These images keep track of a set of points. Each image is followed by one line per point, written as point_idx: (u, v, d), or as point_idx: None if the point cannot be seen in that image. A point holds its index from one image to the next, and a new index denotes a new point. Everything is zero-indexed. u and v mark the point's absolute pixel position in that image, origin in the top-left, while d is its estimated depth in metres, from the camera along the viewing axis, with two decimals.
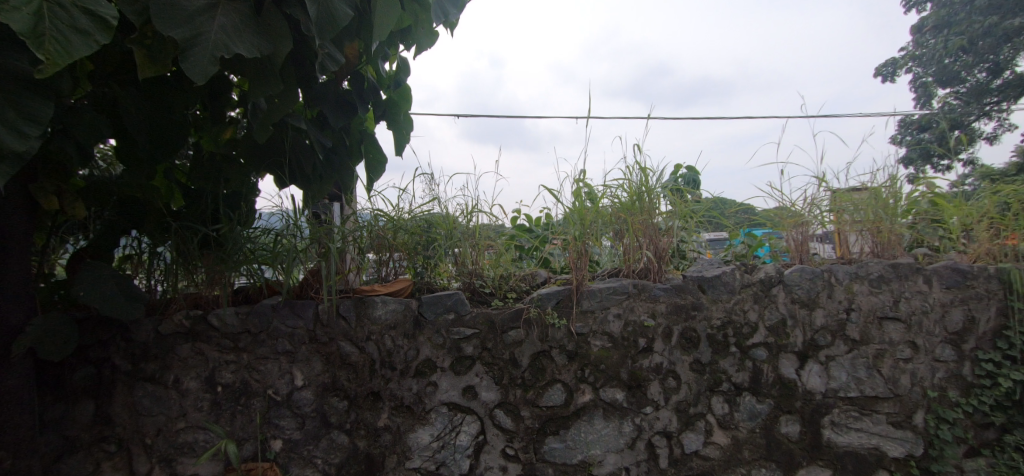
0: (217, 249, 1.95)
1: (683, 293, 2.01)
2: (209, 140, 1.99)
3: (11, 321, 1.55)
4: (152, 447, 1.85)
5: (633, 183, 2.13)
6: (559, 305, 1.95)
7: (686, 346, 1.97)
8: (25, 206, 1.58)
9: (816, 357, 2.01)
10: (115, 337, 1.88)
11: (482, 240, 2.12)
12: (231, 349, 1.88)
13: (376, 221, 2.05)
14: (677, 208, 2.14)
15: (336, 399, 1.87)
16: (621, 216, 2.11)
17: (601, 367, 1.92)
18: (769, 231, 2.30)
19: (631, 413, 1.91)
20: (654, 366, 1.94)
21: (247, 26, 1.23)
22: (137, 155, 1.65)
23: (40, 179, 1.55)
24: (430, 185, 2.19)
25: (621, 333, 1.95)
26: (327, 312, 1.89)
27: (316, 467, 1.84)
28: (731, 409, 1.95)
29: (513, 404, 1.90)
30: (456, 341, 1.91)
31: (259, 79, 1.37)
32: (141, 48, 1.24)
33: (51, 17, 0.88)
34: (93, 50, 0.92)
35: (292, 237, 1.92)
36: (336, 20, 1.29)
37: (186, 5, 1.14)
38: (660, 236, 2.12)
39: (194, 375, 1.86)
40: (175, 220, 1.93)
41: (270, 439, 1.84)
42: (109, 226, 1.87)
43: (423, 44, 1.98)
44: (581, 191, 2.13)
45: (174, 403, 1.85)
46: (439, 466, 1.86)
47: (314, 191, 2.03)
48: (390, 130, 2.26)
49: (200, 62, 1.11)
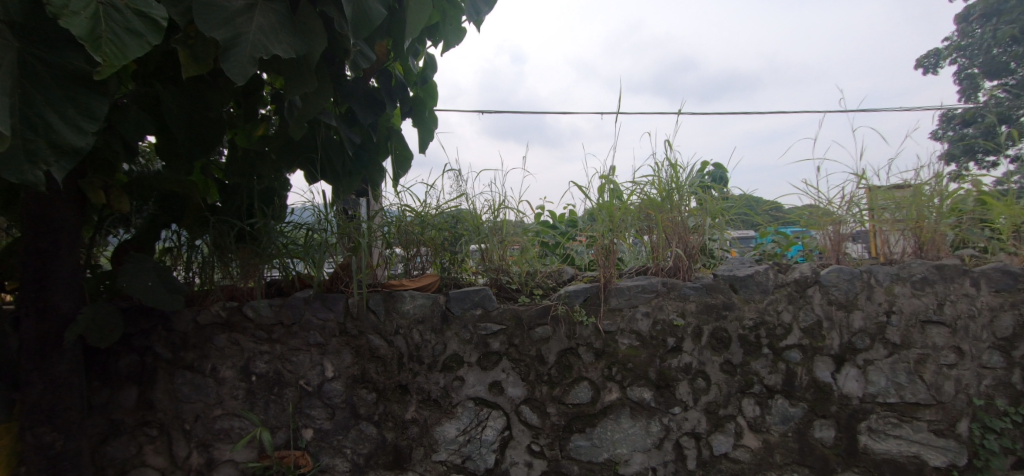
0: (252, 242, 2.01)
1: (714, 292, 1.96)
2: (243, 137, 2.06)
3: (63, 310, 1.63)
4: (191, 432, 1.92)
5: (663, 179, 2.09)
6: (587, 302, 1.93)
7: (716, 346, 1.93)
8: (76, 201, 1.65)
9: (853, 361, 1.94)
10: (157, 326, 1.97)
11: (508, 236, 2.11)
12: (265, 340, 1.94)
13: (403, 217, 2.08)
14: (708, 206, 2.09)
15: (365, 391, 1.91)
16: (649, 212, 2.07)
17: (629, 365, 1.90)
18: (801, 229, 2.25)
19: (659, 413, 1.89)
20: (683, 366, 1.91)
21: (283, 26, 1.25)
22: (178, 152, 1.71)
23: (88, 175, 1.63)
24: (458, 181, 2.19)
25: (649, 331, 1.92)
26: (357, 305, 1.93)
27: (346, 456, 1.89)
28: (762, 411, 1.90)
29: (539, 401, 1.90)
30: (484, 336, 1.92)
31: (294, 78, 1.40)
32: (185, 48, 1.28)
33: (106, 19, 0.92)
34: (144, 51, 0.95)
35: (323, 233, 1.98)
36: (369, 20, 1.30)
37: (227, 7, 1.18)
38: (689, 234, 2.08)
39: (230, 364, 1.93)
40: (213, 214, 2.01)
41: (301, 428, 1.90)
42: (152, 220, 1.95)
43: (450, 41, 1.97)
44: (608, 187, 2.10)
45: (211, 391, 1.92)
46: (465, 459, 1.88)
47: (343, 186, 2.07)
48: (416, 127, 2.27)
49: (240, 62, 1.15)
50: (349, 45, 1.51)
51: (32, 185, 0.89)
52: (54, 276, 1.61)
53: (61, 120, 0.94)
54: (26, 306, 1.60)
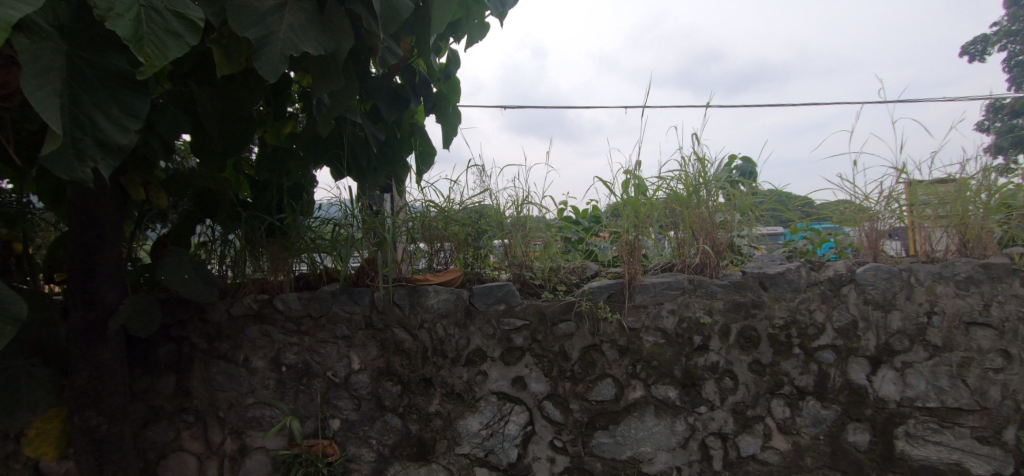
0: (281, 237, 2.07)
1: (743, 289, 1.91)
2: (272, 135, 2.11)
3: (107, 301, 1.72)
4: (225, 419, 2.00)
5: (690, 174, 2.05)
6: (612, 298, 1.91)
7: (745, 346, 1.88)
8: (118, 197, 1.72)
9: (891, 363, 1.86)
10: (193, 317, 2.05)
11: (532, 232, 2.10)
12: (294, 332, 2.00)
13: (427, 212, 2.11)
14: (737, 201, 2.04)
15: (390, 384, 1.94)
16: (675, 208, 2.03)
17: (654, 363, 1.88)
18: (833, 226, 2.17)
19: (684, 412, 1.86)
20: (710, 365, 1.87)
21: (311, 25, 1.28)
22: (211, 150, 1.76)
23: (129, 172, 1.70)
24: (481, 177, 2.20)
25: (675, 329, 1.89)
26: (382, 299, 1.96)
27: (372, 446, 1.93)
28: (793, 413, 1.84)
29: (563, 397, 1.89)
30: (507, 331, 1.92)
31: (323, 75, 1.43)
32: (219, 48, 1.32)
33: (148, 21, 0.95)
34: (183, 51, 0.99)
35: (349, 228, 2.02)
36: (396, 14, 1.32)
37: (258, 6, 1.20)
38: (717, 231, 2.02)
39: (261, 355, 2.00)
40: (244, 210, 2.07)
41: (329, 418, 1.95)
42: (188, 215, 2.03)
43: (474, 36, 1.97)
44: (632, 183, 2.07)
45: (244, 380, 1.99)
46: (488, 453, 1.89)
47: (368, 182, 2.10)
48: (439, 123, 2.27)
49: (272, 61, 1.17)
50: (376, 41, 1.52)
51: (83, 182, 0.94)
52: (99, 269, 1.69)
53: (105, 118, 0.98)
54: (73, 297, 1.69)
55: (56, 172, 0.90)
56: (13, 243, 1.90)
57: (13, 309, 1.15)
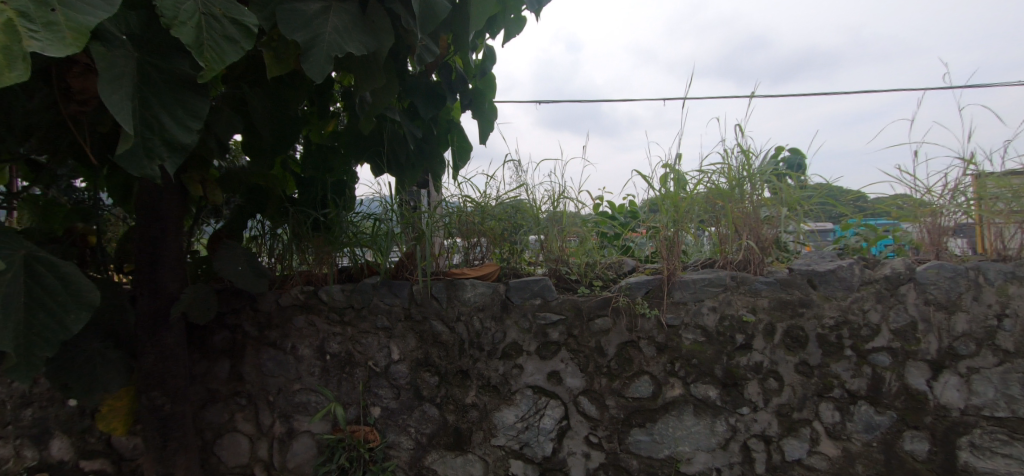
0: (325, 231, 2.15)
1: (790, 287, 1.83)
2: (316, 133, 2.20)
3: (170, 290, 1.85)
4: (274, 403, 2.11)
5: (733, 168, 1.98)
6: (650, 294, 1.88)
7: (791, 346, 1.81)
8: (178, 193, 1.85)
9: (954, 368, 1.73)
10: (245, 307, 2.16)
11: (568, 227, 2.10)
12: (338, 323, 2.08)
13: (464, 208, 2.15)
14: (783, 196, 1.94)
15: (428, 375, 1.99)
16: (717, 203, 1.98)
17: (693, 361, 1.83)
18: (891, 222, 2.05)
19: (725, 412, 1.81)
20: (753, 365, 1.81)
21: (355, 26, 1.32)
22: (262, 148, 1.86)
23: (189, 170, 1.81)
24: (517, 172, 2.21)
25: (716, 327, 1.84)
26: (421, 292, 2.01)
27: (410, 434, 1.99)
28: (843, 417, 1.76)
29: (599, 392, 1.88)
30: (543, 326, 1.93)
31: (365, 74, 1.47)
32: (270, 50, 1.38)
33: (207, 28, 1.01)
34: (239, 56, 1.05)
35: (389, 223, 2.09)
36: (436, 14, 1.34)
37: (306, 10, 1.26)
38: (761, 226, 1.94)
39: (307, 343, 2.09)
40: (291, 206, 2.19)
41: (370, 405, 2.02)
42: (240, 210, 2.14)
43: (511, 31, 1.97)
44: (670, 177, 2.03)
45: (292, 367, 2.09)
46: (523, 446, 1.91)
47: (407, 178, 2.15)
48: (476, 118, 2.29)
49: (318, 62, 1.22)
50: (413, 40, 1.55)
51: (151, 177, 1.03)
52: (162, 260, 1.82)
53: (171, 119, 1.05)
54: (141, 286, 1.83)
55: (127, 169, 0.98)
56: (89, 236, 2.08)
57: (88, 296, 1.25)
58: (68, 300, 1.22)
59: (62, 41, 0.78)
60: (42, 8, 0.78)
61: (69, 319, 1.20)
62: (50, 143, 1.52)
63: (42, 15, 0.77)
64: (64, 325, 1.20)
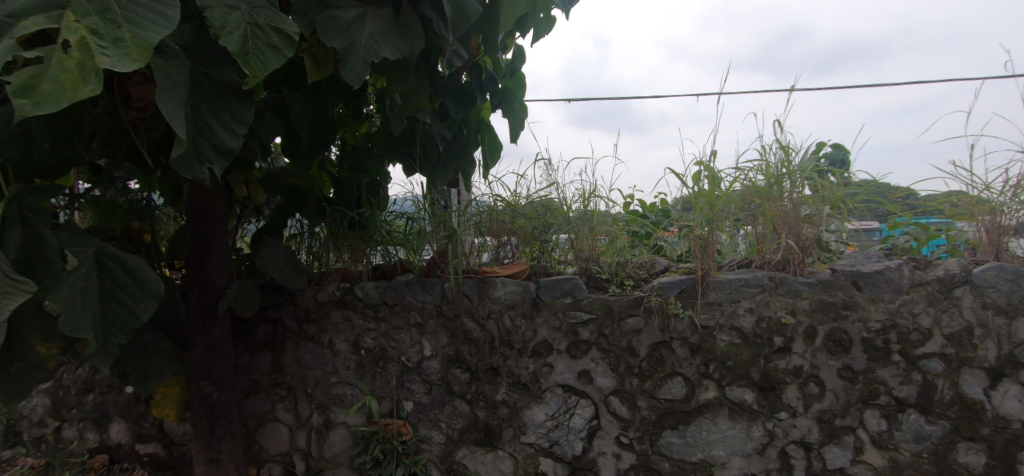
0: (360, 230, 2.22)
1: (832, 289, 1.76)
2: (351, 135, 2.27)
3: (217, 286, 1.96)
4: (312, 395, 2.20)
5: (772, 165, 1.91)
6: (683, 294, 1.84)
7: (834, 349, 1.73)
8: (224, 194, 1.94)
9: (1016, 377, 1.62)
10: (285, 302, 2.26)
11: (598, 226, 2.08)
12: (372, 318, 2.14)
13: (494, 206, 2.17)
14: (826, 193, 1.87)
15: (459, 371, 2.03)
16: (754, 201, 1.91)
17: (729, 363, 1.79)
18: (944, 221, 1.91)
19: (762, 417, 1.76)
20: (793, 369, 1.75)
21: (389, 31, 1.36)
22: (301, 150, 1.93)
23: (235, 172, 1.91)
24: (548, 171, 2.21)
25: (753, 329, 1.78)
26: (453, 290, 2.04)
27: (441, 429, 2.03)
28: (890, 426, 1.68)
29: (630, 393, 1.86)
30: (574, 325, 1.92)
31: (398, 77, 1.51)
32: (310, 56, 1.44)
33: (253, 37, 1.06)
34: (281, 62, 1.09)
35: (421, 221, 2.16)
36: (467, 16, 1.35)
37: (344, 18, 1.30)
38: (802, 225, 1.87)
39: (343, 338, 2.16)
40: (328, 205, 2.26)
41: (403, 400, 2.07)
42: (281, 210, 2.24)
43: (540, 30, 1.97)
44: (702, 174, 1.99)
45: (329, 360, 2.17)
46: (553, 444, 1.91)
47: (438, 178, 2.17)
48: (506, 118, 2.30)
49: (356, 68, 1.26)
50: (444, 43, 1.58)
51: (200, 179, 1.09)
52: (210, 257, 1.93)
53: (220, 124, 1.11)
54: (191, 281, 1.94)
55: (181, 172, 1.05)
56: (143, 235, 2.22)
57: (154, 287, 1.35)
58: (136, 291, 1.32)
59: (127, 55, 0.83)
60: (110, 25, 0.84)
61: (139, 309, 1.31)
62: (110, 148, 1.63)
63: (111, 32, 0.84)
64: (135, 313, 1.31)
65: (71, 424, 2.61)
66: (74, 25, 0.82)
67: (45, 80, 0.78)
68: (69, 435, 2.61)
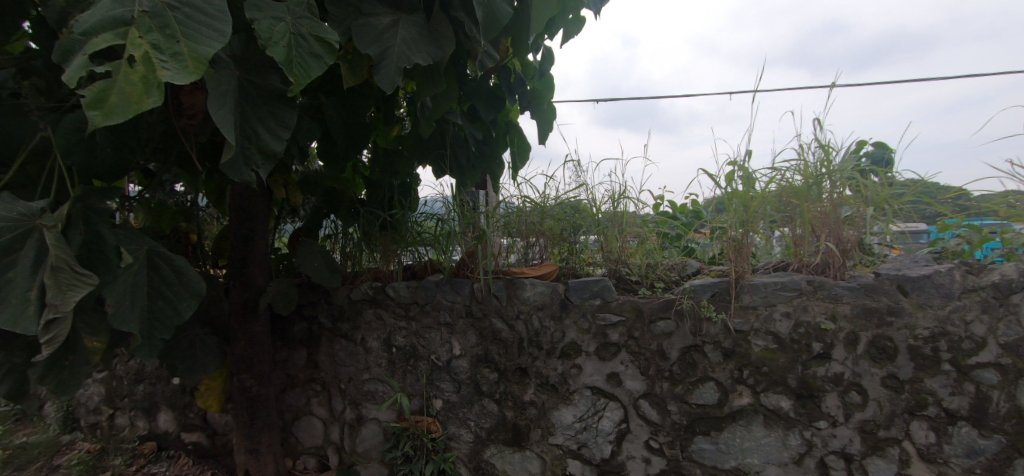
0: (392, 231, 2.28)
1: (876, 294, 1.69)
2: (383, 137, 2.32)
3: (257, 284, 2.05)
4: (346, 391, 2.26)
5: (810, 164, 1.85)
6: (716, 297, 1.81)
7: (877, 357, 1.66)
8: (264, 195, 2.03)
9: None
10: (320, 300, 2.33)
11: (628, 227, 2.07)
12: (403, 317, 2.19)
13: (523, 207, 2.18)
14: (869, 194, 1.78)
15: (488, 371, 2.05)
16: (792, 201, 1.85)
17: (763, 369, 1.74)
18: (999, 223, 1.75)
19: (799, 425, 1.70)
20: (832, 376, 1.68)
21: (421, 36, 1.39)
22: (336, 153, 2.00)
23: (275, 175, 1.99)
24: (577, 172, 2.21)
25: (790, 334, 1.72)
26: (482, 290, 2.06)
27: (470, 428, 2.06)
28: (939, 439, 1.59)
29: (660, 397, 1.84)
30: (603, 327, 1.91)
31: (428, 80, 1.55)
32: (345, 63, 1.49)
33: (296, 47, 1.11)
34: (322, 70, 1.14)
35: (451, 223, 2.18)
36: (497, 20, 1.36)
37: (378, 25, 1.34)
38: (843, 227, 1.80)
39: (375, 336, 2.22)
40: (362, 206, 2.32)
41: (432, 397, 2.11)
42: (317, 211, 2.32)
43: (570, 30, 1.97)
44: (736, 174, 1.94)
45: (361, 357, 2.23)
46: (581, 446, 1.91)
47: (467, 179, 2.20)
48: (534, 119, 2.30)
49: (389, 73, 1.30)
50: (475, 47, 1.60)
51: (247, 182, 1.15)
52: (251, 256, 2.02)
53: (266, 129, 1.18)
54: (233, 279, 2.04)
55: (230, 176, 1.11)
56: (190, 235, 2.34)
57: (197, 287, 1.41)
58: (181, 289, 1.40)
59: (185, 68, 0.89)
60: (170, 40, 0.90)
61: (182, 306, 1.39)
62: (162, 154, 1.73)
63: (170, 47, 0.89)
64: (178, 310, 1.39)
65: (124, 411, 2.78)
66: (138, 41, 0.88)
67: (113, 93, 0.85)
68: (121, 422, 2.78)
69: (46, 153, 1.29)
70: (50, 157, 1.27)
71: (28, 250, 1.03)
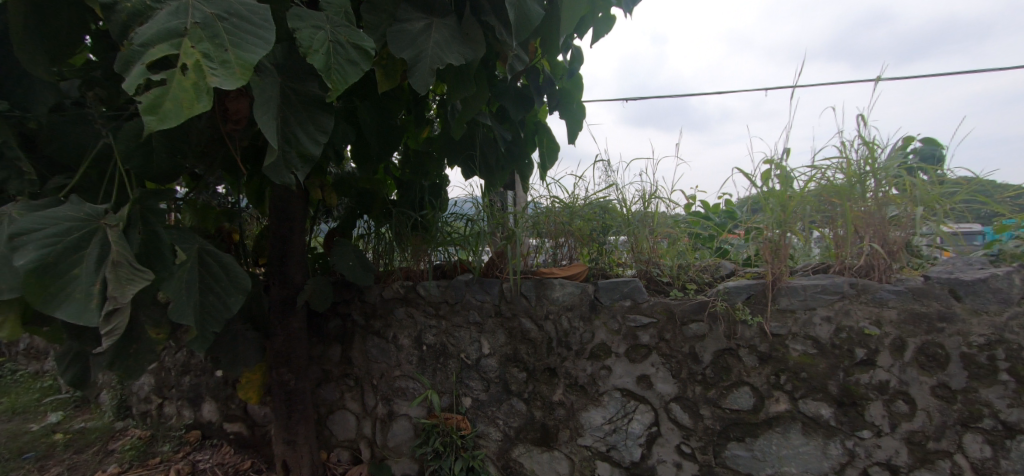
0: (422, 231, 2.32)
1: (925, 298, 1.60)
2: (413, 139, 2.37)
3: (295, 281, 2.13)
4: (377, 387, 2.32)
5: (853, 162, 1.77)
6: (751, 300, 1.76)
7: (926, 365, 1.57)
8: (301, 196, 2.11)
9: None
10: (354, 298, 2.40)
11: (659, 227, 2.03)
12: (434, 316, 2.23)
13: (552, 208, 2.18)
14: (918, 193, 1.68)
15: (517, 370, 2.06)
16: (832, 201, 1.78)
17: (802, 375, 1.68)
18: None
19: (840, 434, 1.63)
20: (877, 384, 1.61)
21: (454, 39, 1.41)
22: (369, 155, 2.05)
23: (311, 177, 2.07)
24: (607, 172, 2.20)
25: (830, 339, 1.66)
26: (511, 290, 2.07)
27: (498, 426, 2.08)
28: (996, 454, 1.48)
29: (692, 400, 1.81)
30: (633, 328, 1.89)
31: (459, 82, 1.57)
32: (380, 68, 1.54)
33: (335, 54, 1.15)
34: (359, 76, 1.18)
35: (480, 223, 2.20)
36: (528, 21, 1.36)
37: (412, 30, 1.38)
38: (889, 228, 1.71)
39: (407, 334, 2.27)
40: (393, 207, 2.37)
41: (462, 395, 2.15)
42: (350, 211, 2.39)
43: (600, 30, 1.96)
44: (773, 173, 1.88)
45: (393, 354, 2.29)
46: (610, 449, 1.90)
47: (496, 179, 2.22)
48: (563, 119, 2.30)
49: (422, 75, 1.33)
50: (506, 49, 1.62)
51: (287, 185, 1.18)
52: (290, 255, 2.10)
53: (306, 133, 1.22)
54: (273, 277, 2.13)
55: (272, 178, 1.15)
56: (233, 234, 2.45)
57: (242, 282, 1.50)
58: (228, 285, 1.48)
59: (233, 75, 0.94)
60: (219, 49, 0.95)
61: (230, 301, 1.48)
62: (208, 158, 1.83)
63: (219, 55, 0.95)
64: (227, 304, 1.47)
65: (172, 401, 2.94)
66: (191, 50, 0.93)
67: (168, 99, 0.90)
68: (170, 411, 2.95)
69: (107, 158, 1.38)
70: (111, 162, 1.37)
71: (93, 249, 1.11)
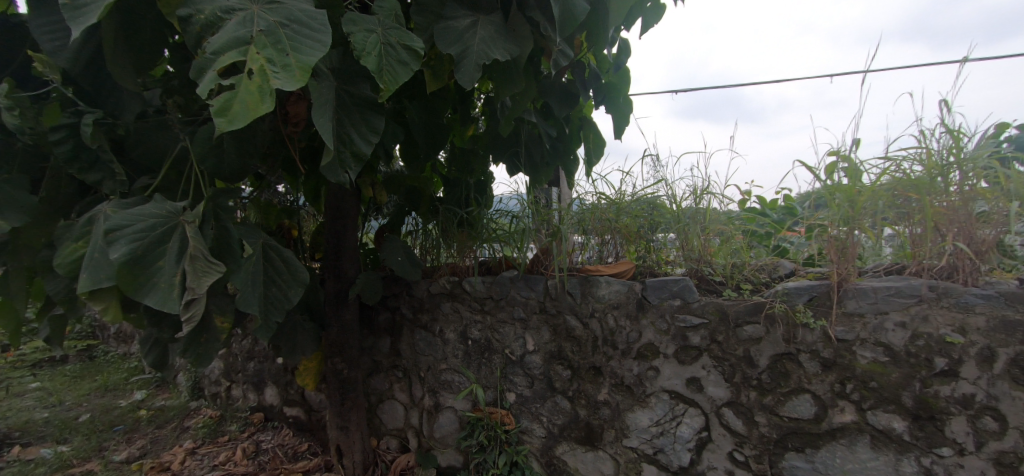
0: (468, 228, 2.33)
1: (1020, 304, 1.43)
2: (459, 137, 2.40)
3: (348, 275, 2.23)
4: (425, 379, 2.39)
5: (934, 153, 1.61)
6: (813, 302, 1.65)
7: (1021, 379, 1.40)
8: (354, 194, 2.19)
9: None
10: (403, 292, 2.48)
11: (711, 224, 1.96)
12: (479, 311, 2.26)
13: (599, 204, 2.14)
14: (1012, 186, 1.51)
15: (561, 368, 2.05)
16: (909, 195, 1.62)
17: (872, 384, 1.56)
18: None
19: (915, 450, 1.50)
20: (959, 397, 1.46)
21: (499, 35, 1.41)
22: (416, 153, 2.10)
23: (363, 175, 2.15)
24: (656, 168, 2.14)
25: (905, 347, 1.53)
26: (556, 286, 2.06)
27: (542, 423, 2.08)
28: None
29: (746, 406, 1.72)
30: (683, 328, 1.83)
31: (506, 79, 1.58)
32: (429, 69, 1.57)
33: (387, 56, 1.19)
34: (409, 76, 1.21)
35: (525, 220, 2.20)
36: (574, 17, 1.34)
37: (459, 28, 1.39)
38: (977, 225, 1.54)
39: (452, 328, 2.31)
40: (441, 204, 2.42)
41: (506, 391, 2.17)
42: (399, 209, 2.47)
43: (649, 19, 1.89)
44: (839, 166, 1.75)
45: (439, 348, 2.34)
46: (657, 451, 1.85)
47: (541, 176, 2.22)
48: (610, 113, 2.25)
49: (469, 70, 1.34)
50: (551, 45, 1.60)
51: (342, 183, 1.26)
52: (344, 250, 2.20)
53: (359, 133, 1.28)
54: (328, 271, 2.24)
55: (328, 177, 1.21)
56: (292, 230, 2.60)
57: (301, 275, 1.59)
58: (289, 278, 1.58)
59: (292, 77, 0.99)
60: (281, 55, 1.01)
61: (291, 293, 1.57)
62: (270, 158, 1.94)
63: (281, 60, 1.00)
64: (288, 296, 1.57)
65: (238, 384, 3.17)
66: (257, 56, 0.99)
67: (236, 102, 0.97)
68: (237, 394, 3.18)
69: (184, 160, 1.50)
70: (187, 164, 1.49)
71: (173, 242, 1.21)
